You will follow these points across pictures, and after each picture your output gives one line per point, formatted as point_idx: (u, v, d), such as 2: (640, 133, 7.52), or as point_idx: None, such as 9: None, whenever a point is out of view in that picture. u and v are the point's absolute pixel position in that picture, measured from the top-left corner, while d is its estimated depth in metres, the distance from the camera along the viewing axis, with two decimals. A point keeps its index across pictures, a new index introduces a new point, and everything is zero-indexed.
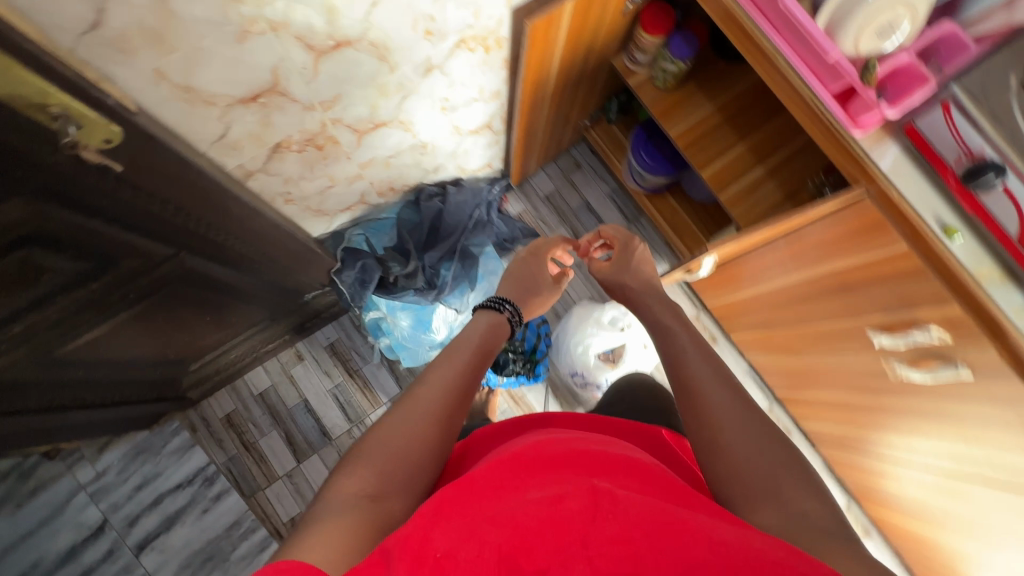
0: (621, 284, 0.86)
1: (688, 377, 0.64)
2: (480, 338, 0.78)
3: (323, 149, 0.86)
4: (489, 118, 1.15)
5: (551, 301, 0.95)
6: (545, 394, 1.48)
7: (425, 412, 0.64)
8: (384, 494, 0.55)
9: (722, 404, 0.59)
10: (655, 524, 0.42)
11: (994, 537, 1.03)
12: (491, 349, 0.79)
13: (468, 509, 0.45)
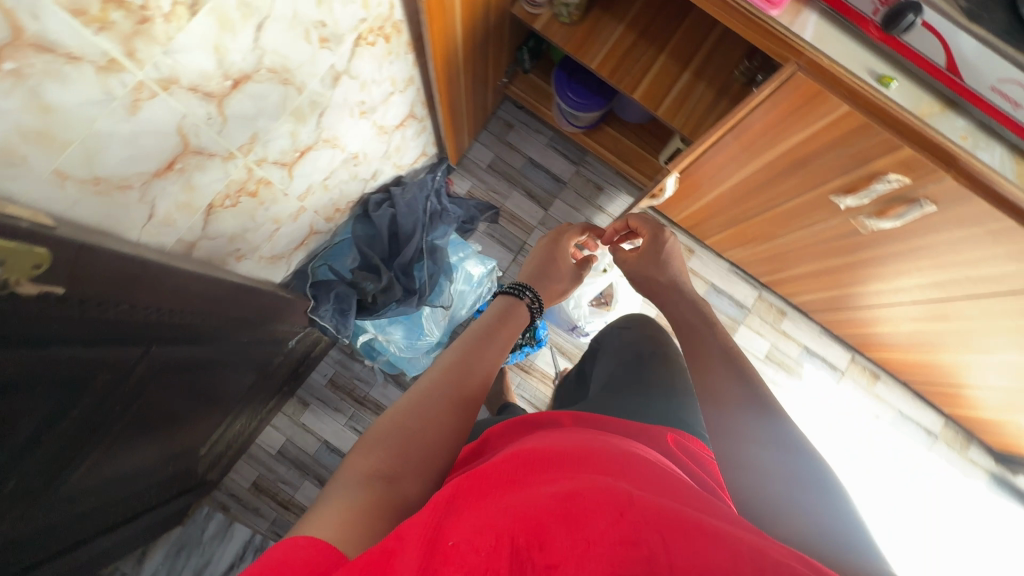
0: (649, 278, 0.88)
1: (716, 373, 0.67)
2: (494, 320, 0.79)
3: (257, 195, 0.81)
4: (409, 109, 1.10)
5: (572, 285, 0.95)
6: (552, 355, 1.50)
7: (454, 402, 0.65)
8: (398, 474, 0.56)
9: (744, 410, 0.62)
10: (673, 526, 0.41)
11: (992, 341, 1.12)
12: (510, 335, 0.80)
13: (482, 507, 0.47)
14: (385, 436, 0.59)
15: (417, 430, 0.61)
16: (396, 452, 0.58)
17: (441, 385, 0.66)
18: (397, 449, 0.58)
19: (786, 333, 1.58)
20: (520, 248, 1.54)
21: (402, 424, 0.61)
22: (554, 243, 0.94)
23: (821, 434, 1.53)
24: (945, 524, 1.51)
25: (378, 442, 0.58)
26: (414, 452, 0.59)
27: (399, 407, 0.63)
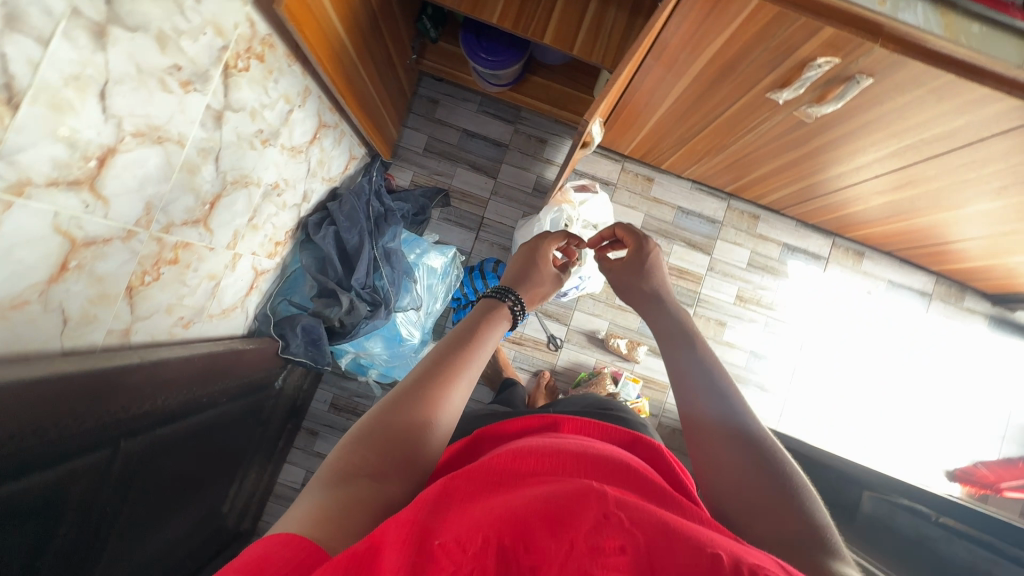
0: (631, 288, 0.78)
1: (683, 369, 0.64)
2: (482, 313, 0.73)
3: (179, 260, 0.77)
4: (317, 119, 1.04)
5: (555, 290, 0.86)
6: (539, 321, 1.49)
7: (443, 400, 0.61)
8: (385, 473, 0.53)
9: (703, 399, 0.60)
10: (656, 531, 0.41)
11: (962, 194, 1.09)
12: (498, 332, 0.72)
13: (472, 508, 0.45)
14: (374, 434, 0.56)
15: (408, 428, 0.57)
16: (387, 452, 0.55)
17: (433, 379, 0.62)
18: (388, 447, 0.55)
19: (765, 236, 1.55)
20: (479, 224, 1.50)
21: (394, 419, 0.57)
22: (529, 251, 0.84)
23: (819, 325, 1.54)
24: (954, 379, 1.53)
25: (367, 438, 0.55)
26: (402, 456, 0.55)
27: (391, 404, 0.59)
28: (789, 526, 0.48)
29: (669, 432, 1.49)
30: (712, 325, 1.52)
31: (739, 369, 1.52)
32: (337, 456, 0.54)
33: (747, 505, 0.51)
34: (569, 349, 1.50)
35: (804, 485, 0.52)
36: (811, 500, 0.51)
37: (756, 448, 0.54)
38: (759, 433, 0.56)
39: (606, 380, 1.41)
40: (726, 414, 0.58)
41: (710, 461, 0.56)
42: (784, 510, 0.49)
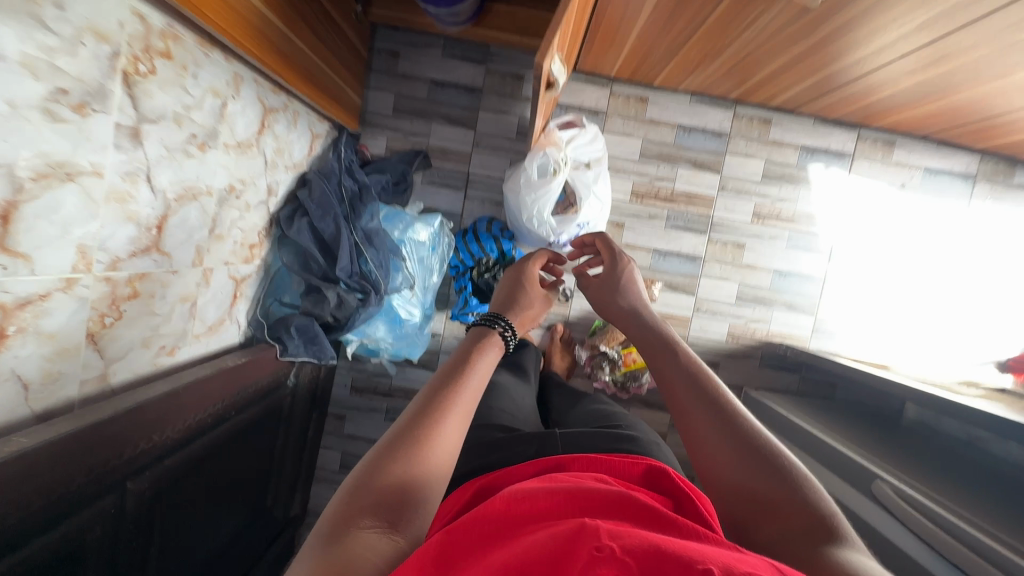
0: (610, 303, 0.81)
1: (672, 380, 0.67)
2: (471, 343, 0.67)
3: (139, 293, 0.73)
4: (261, 105, 0.95)
5: (542, 314, 0.82)
6: None
7: (441, 439, 0.53)
8: (393, 523, 0.45)
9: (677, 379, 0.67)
10: (657, 556, 0.37)
11: (1010, 60, 0.92)
12: (487, 359, 0.65)
13: (469, 560, 0.41)
14: (370, 488, 0.46)
15: (407, 477, 0.48)
16: (387, 506, 0.46)
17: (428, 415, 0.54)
18: (389, 499, 0.46)
19: (780, 141, 1.39)
20: (466, 181, 1.41)
21: (391, 467, 0.48)
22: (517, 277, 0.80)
23: (848, 230, 1.42)
24: (1003, 266, 1.40)
25: (360, 495, 0.46)
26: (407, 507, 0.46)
27: (382, 453, 0.50)
28: (797, 516, 0.51)
29: None
30: (730, 249, 1.42)
31: (764, 290, 1.42)
32: (326, 524, 0.44)
33: (754, 502, 0.54)
34: (581, 297, 1.43)
35: (802, 473, 0.55)
36: (811, 486, 0.54)
37: (752, 447, 0.58)
38: (752, 431, 0.59)
39: None
40: (719, 417, 0.61)
41: (712, 467, 0.58)
42: (788, 500, 0.52)
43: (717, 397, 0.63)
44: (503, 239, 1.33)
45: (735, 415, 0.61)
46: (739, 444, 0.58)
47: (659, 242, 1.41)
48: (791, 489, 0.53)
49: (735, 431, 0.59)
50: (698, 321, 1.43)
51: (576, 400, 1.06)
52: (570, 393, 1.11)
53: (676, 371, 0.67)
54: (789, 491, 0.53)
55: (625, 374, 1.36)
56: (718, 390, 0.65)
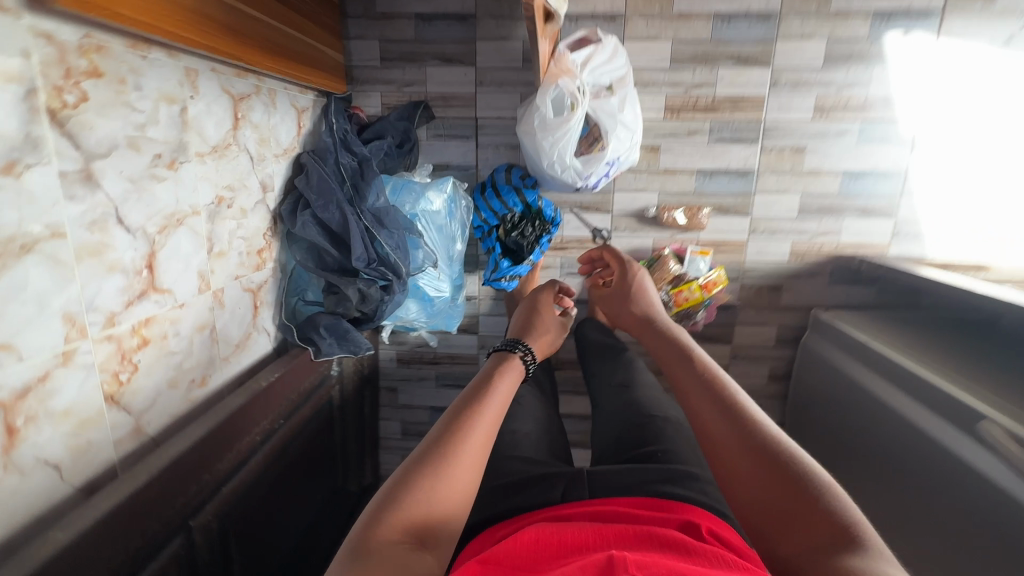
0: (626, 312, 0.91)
1: (689, 388, 0.68)
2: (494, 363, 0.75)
3: (150, 339, 0.70)
4: (228, 96, 0.84)
5: (558, 337, 0.97)
6: (577, 218, 1.29)
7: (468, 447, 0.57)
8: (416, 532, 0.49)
9: (693, 384, 0.68)
10: None
11: None
12: (509, 372, 0.73)
13: None
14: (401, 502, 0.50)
15: (436, 480, 0.53)
16: (417, 522, 0.49)
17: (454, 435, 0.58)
18: (419, 517, 0.50)
19: (845, 11, 1.13)
20: (475, 128, 1.26)
21: (422, 484, 0.52)
22: (531, 303, 0.99)
23: (936, 109, 1.17)
24: None
25: (393, 508, 0.49)
26: (436, 526, 0.50)
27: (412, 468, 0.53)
28: (820, 527, 0.49)
29: (754, 292, 1.31)
30: (788, 156, 1.22)
31: (832, 197, 1.24)
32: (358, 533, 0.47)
33: (777, 513, 0.52)
34: (621, 237, 1.30)
35: (826, 480, 0.54)
36: (836, 495, 0.52)
37: (771, 454, 0.57)
38: (771, 436, 0.59)
39: (670, 263, 1.23)
40: (736, 424, 0.61)
41: (730, 476, 0.58)
42: (811, 509, 0.51)
43: (734, 403, 0.63)
44: (525, 187, 1.19)
45: (754, 420, 0.61)
46: (757, 452, 0.57)
47: (703, 162, 1.23)
48: (813, 497, 0.52)
49: (753, 438, 0.59)
50: (755, 243, 1.28)
51: (619, 364, 0.99)
52: (611, 355, 1.03)
53: (693, 380, 0.69)
54: (812, 502, 0.51)
55: (677, 314, 1.26)
56: (736, 396, 0.65)
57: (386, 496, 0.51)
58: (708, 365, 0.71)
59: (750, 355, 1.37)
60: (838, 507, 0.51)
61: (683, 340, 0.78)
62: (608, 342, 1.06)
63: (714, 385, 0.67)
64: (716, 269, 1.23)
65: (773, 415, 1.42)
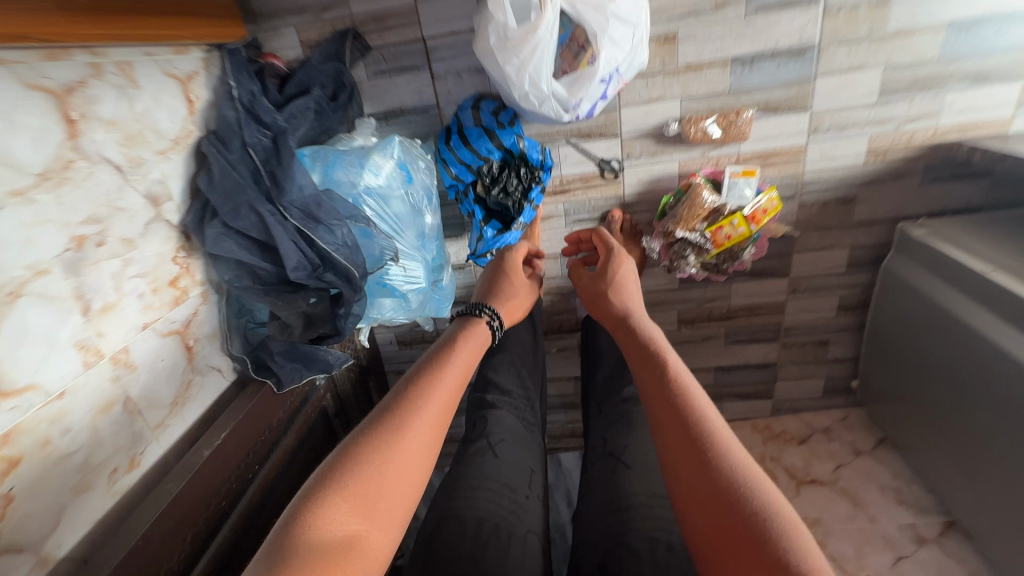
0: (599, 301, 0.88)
1: (656, 404, 0.61)
2: (460, 326, 0.80)
3: (20, 456, 0.54)
4: (44, 92, 0.59)
5: (527, 301, 0.93)
6: (576, 152, 1.00)
7: (423, 415, 0.64)
8: (362, 495, 0.54)
9: (659, 389, 0.62)
10: None
11: None
12: (469, 333, 0.78)
13: None
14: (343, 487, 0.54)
15: (390, 442, 0.59)
16: (360, 506, 0.54)
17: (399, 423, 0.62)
18: (363, 502, 0.54)
19: None
20: (425, 53, 0.95)
21: (365, 470, 0.56)
22: (501, 263, 0.92)
23: None
24: None
25: (335, 493, 0.54)
26: (384, 499, 0.56)
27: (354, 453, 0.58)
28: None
29: (817, 210, 1.02)
30: (865, 16, 0.85)
31: (930, 66, 0.88)
32: (299, 517, 0.52)
33: (731, 557, 0.46)
34: (636, 166, 1.01)
35: (789, 517, 0.47)
36: (801, 540, 0.46)
37: (730, 487, 0.50)
38: (734, 464, 0.52)
39: (704, 195, 0.94)
40: (696, 449, 0.54)
41: (686, 507, 0.52)
42: (765, 555, 0.45)
43: (698, 422, 0.57)
44: (498, 128, 0.91)
45: (719, 444, 0.54)
46: (715, 485, 0.51)
47: (740, 46, 0.89)
48: (771, 541, 0.45)
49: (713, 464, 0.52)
50: (818, 145, 0.96)
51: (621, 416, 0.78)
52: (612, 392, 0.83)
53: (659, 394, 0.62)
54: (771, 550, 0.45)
55: (718, 256, 1.00)
56: (703, 413, 0.58)
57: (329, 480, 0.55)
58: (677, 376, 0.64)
59: (813, 286, 1.10)
60: (799, 553, 0.44)
61: (654, 342, 0.72)
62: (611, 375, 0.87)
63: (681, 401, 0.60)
64: (766, 192, 0.94)
65: (843, 350, 1.18)
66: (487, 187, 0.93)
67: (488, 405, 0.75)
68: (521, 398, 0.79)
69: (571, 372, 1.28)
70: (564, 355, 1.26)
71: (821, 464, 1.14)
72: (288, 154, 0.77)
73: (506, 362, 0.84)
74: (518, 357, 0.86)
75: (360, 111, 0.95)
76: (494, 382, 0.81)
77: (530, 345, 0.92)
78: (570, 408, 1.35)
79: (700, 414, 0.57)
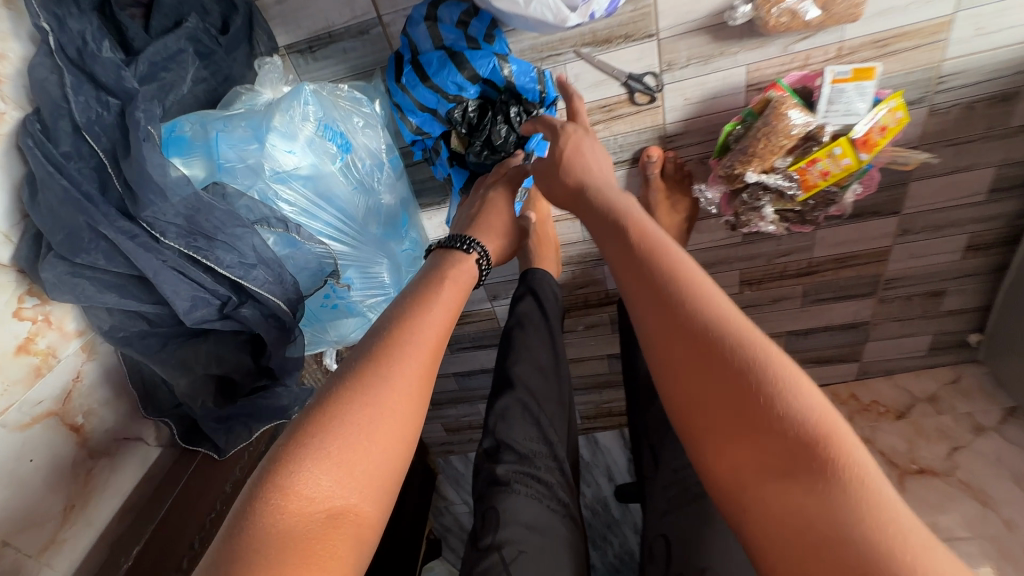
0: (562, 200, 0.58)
1: (613, 255, 0.46)
2: (434, 261, 0.55)
3: None
4: None
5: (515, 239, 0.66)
6: (592, 71, 0.68)
7: (421, 351, 0.44)
8: (350, 464, 0.36)
9: (613, 236, 0.47)
10: None
11: None
12: (460, 263, 0.55)
13: None
14: (323, 449, 0.36)
15: (382, 386, 0.40)
16: (348, 473, 0.36)
17: (383, 360, 0.42)
18: (354, 467, 0.37)
19: None
20: None
21: (352, 428, 0.37)
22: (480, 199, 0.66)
23: None
24: None
25: (311, 457, 0.36)
26: (375, 458, 0.38)
27: (334, 397, 0.39)
28: (776, 462, 0.30)
29: (958, 117, 0.68)
30: None
31: None
32: (258, 501, 0.34)
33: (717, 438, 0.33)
34: (682, 82, 0.68)
35: (791, 371, 0.33)
36: (811, 402, 0.31)
37: (707, 339, 0.35)
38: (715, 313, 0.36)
39: (790, 116, 0.62)
40: (659, 300, 0.39)
41: (659, 379, 0.38)
42: (762, 431, 0.31)
43: (667, 265, 0.41)
44: (468, 50, 0.60)
45: (692, 288, 0.38)
46: (688, 344, 0.36)
47: None
48: (767, 412, 0.31)
49: (682, 317, 0.37)
50: (973, 15, 0.60)
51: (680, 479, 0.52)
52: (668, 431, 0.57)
53: (614, 244, 0.46)
54: (768, 422, 0.31)
55: (808, 201, 0.69)
56: (674, 253, 0.42)
57: (300, 437, 0.37)
58: (636, 214, 0.48)
59: (933, 224, 0.80)
60: (801, 412, 0.31)
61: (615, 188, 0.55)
62: (660, 401, 0.60)
63: (637, 244, 0.44)
64: (886, 100, 0.61)
65: (963, 300, 0.89)
66: (463, 144, 0.67)
67: (498, 484, 0.55)
68: (545, 463, 0.58)
69: (603, 350, 1.04)
70: (593, 333, 1.01)
71: (929, 448, 0.94)
72: (138, 142, 0.47)
73: (518, 409, 0.62)
74: (536, 395, 0.63)
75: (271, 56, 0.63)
76: (506, 442, 0.59)
77: (551, 365, 0.68)
78: (604, 388, 1.12)
79: (662, 255, 0.41)
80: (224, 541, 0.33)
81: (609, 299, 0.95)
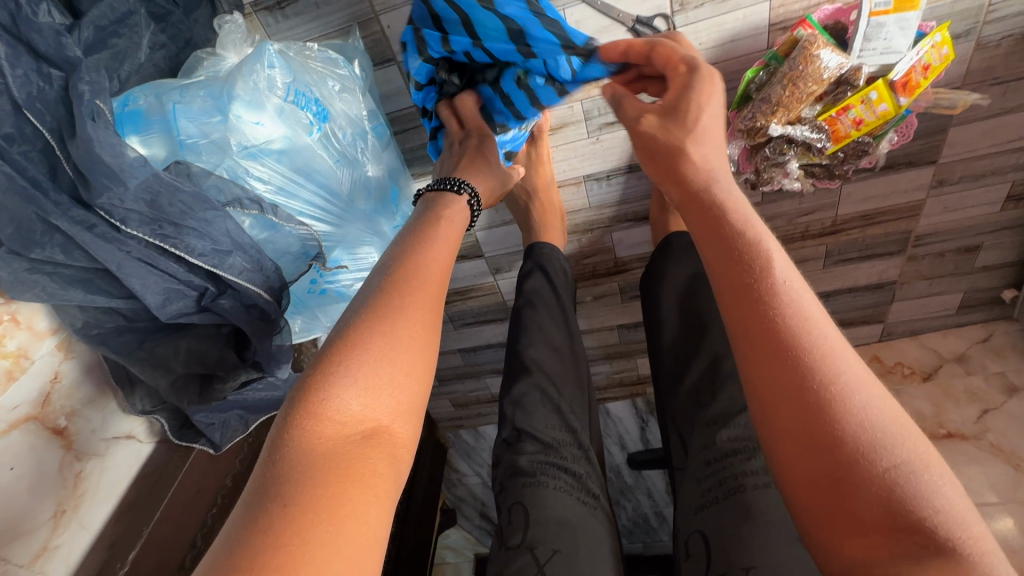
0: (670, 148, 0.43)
1: (709, 258, 0.37)
2: (424, 207, 0.49)
3: None
4: None
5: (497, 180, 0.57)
6: (596, 15, 0.60)
7: (428, 283, 0.40)
8: (373, 383, 0.34)
9: (711, 234, 0.38)
10: None
11: None
12: (452, 214, 0.49)
13: None
14: (350, 371, 0.34)
15: (400, 318, 0.37)
16: (380, 391, 0.34)
17: (391, 294, 0.38)
18: (385, 388, 0.34)
19: None
20: None
21: (373, 354, 0.34)
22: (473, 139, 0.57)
23: None
24: None
25: (337, 382, 0.33)
26: (400, 386, 0.35)
27: (351, 324, 0.36)
28: (911, 546, 0.27)
29: (1009, 52, 0.60)
30: None
31: None
32: (292, 425, 0.32)
33: (838, 517, 0.30)
34: (695, 25, 0.60)
35: (930, 459, 0.29)
36: (952, 504, 0.28)
37: (841, 414, 0.30)
38: (849, 382, 0.31)
39: (821, 57, 0.55)
40: (786, 345, 0.32)
41: (769, 425, 0.33)
42: (897, 517, 0.28)
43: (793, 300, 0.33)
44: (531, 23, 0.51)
45: (821, 340, 0.32)
46: (818, 413, 0.30)
47: None
48: (907, 501, 0.28)
49: (812, 379, 0.31)
50: None
51: (705, 469, 0.48)
52: (690, 414, 0.53)
53: (714, 242, 0.37)
54: (910, 522, 0.28)
55: (837, 153, 0.63)
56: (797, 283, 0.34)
57: (325, 361, 0.34)
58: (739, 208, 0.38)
59: (971, 173, 0.73)
60: (938, 503, 0.28)
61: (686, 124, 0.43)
62: (681, 382, 0.56)
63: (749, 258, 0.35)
64: (931, 34, 0.54)
65: (999, 255, 0.83)
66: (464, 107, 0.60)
67: (521, 477, 0.52)
68: (570, 452, 0.55)
69: (612, 321, 1.00)
70: (602, 304, 0.97)
71: (956, 411, 0.92)
72: (83, 121, 0.41)
73: (535, 395, 0.58)
74: (553, 378, 0.59)
75: (232, 15, 0.55)
76: (527, 430, 0.56)
77: (566, 345, 0.64)
78: (616, 359, 1.08)
79: (784, 284, 0.33)
80: (262, 467, 0.31)
81: (619, 269, 0.90)
